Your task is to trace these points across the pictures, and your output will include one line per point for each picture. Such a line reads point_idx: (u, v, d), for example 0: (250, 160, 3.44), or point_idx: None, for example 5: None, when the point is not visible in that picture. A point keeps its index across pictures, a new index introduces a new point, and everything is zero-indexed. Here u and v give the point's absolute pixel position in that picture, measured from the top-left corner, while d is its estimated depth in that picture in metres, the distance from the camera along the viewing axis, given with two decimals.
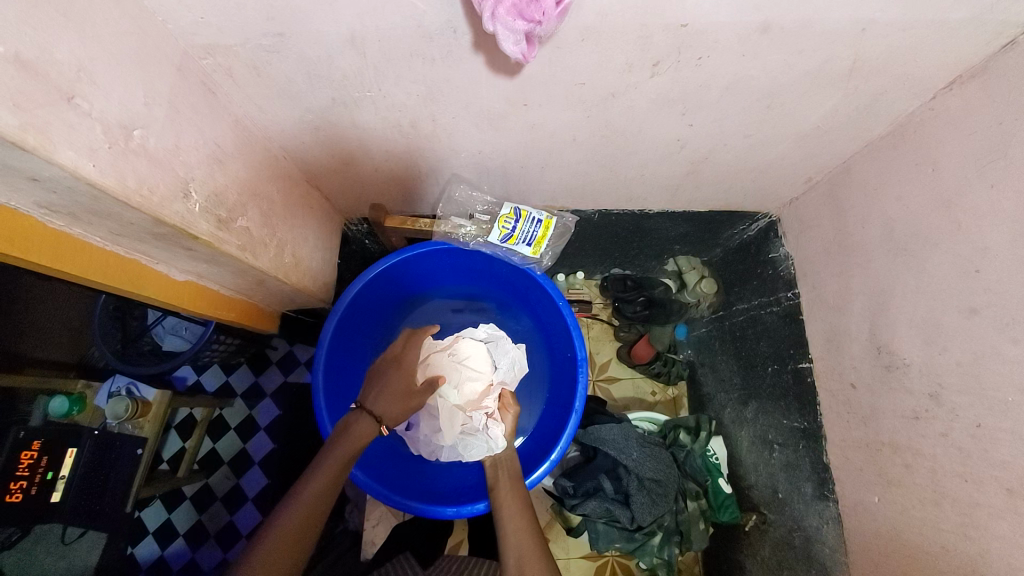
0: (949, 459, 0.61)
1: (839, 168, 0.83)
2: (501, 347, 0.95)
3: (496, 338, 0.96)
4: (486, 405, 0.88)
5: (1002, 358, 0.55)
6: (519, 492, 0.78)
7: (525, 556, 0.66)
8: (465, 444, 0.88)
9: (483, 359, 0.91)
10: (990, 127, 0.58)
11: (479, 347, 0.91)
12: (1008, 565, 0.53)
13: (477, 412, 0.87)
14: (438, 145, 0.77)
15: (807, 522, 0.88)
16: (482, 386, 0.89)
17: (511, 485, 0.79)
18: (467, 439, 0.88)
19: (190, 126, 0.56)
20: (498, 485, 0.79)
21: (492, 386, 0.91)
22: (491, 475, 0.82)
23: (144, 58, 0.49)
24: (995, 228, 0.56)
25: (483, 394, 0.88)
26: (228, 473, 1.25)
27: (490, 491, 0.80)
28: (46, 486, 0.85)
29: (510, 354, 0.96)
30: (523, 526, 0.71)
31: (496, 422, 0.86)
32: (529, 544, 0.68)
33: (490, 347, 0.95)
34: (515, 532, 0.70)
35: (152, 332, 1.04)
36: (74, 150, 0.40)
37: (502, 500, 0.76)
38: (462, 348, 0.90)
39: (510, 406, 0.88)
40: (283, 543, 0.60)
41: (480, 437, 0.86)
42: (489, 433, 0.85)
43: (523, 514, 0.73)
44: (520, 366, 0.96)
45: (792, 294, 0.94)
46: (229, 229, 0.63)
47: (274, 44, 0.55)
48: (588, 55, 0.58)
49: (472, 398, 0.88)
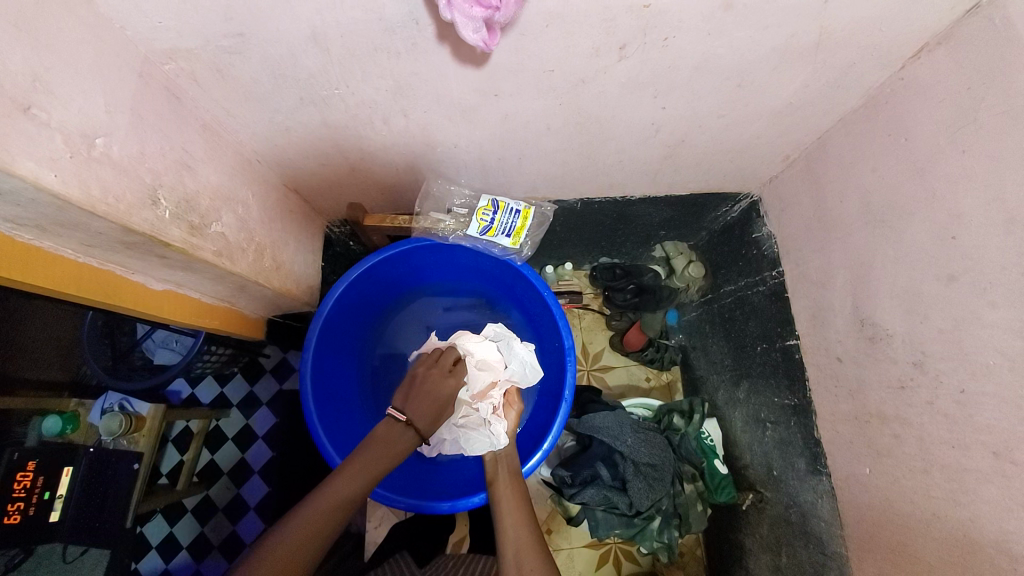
0: (935, 426, 0.62)
1: (815, 143, 0.83)
2: (512, 346, 0.92)
3: (506, 336, 0.93)
4: (492, 398, 0.87)
5: (981, 323, 0.55)
6: (518, 487, 0.78)
7: (523, 551, 0.65)
8: (466, 438, 0.85)
9: (493, 356, 0.90)
10: (959, 93, 0.58)
11: (488, 345, 0.90)
12: (1001, 529, 0.53)
13: (483, 403, 0.86)
14: (414, 141, 0.77)
15: (802, 497, 0.88)
16: (490, 380, 0.88)
17: (510, 482, 0.79)
18: (468, 433, 0.85)
19: (156, 133, 0.56)
20: (497, 480, 0.79)
21: (499, 383, 0.89)
22: (491, 471, 0.81)
23: (104, 66, 0.49)
24: (968, 194, 0.56)
25: (489, 388, 0.87)
26: (227, 483, 1.24)
27: (489, 486, 0.79)
28: (44, 506, 0.83)
29: (520, 355, 0.92)
30: (523, 521, 0.70)
31: (500, 418, 0.86)
32: (526, 538, 0.67)
33: (501, 345, 0.92)
34: (514, 528, 0.69)
35: (142, 346, 1.07)
36: (34, 161, 0.40)
37: (500, 496, 0.75)
38: (470, 343, 0.89)
39: (513, 402, 0.90)
40: (306, 537, 0.57)
41: (482, 432, 0.84)
42: (492, 429, 0.84)
43: (522, 510, 0.72)
44: (532, 370, 0.92)
45: (776, 272, 0.95)
46: (204, 236, 0.62)
47: (235, 45, 0.55)
48: (555, 41, 0.57)
49: (479, 390, 0.86)
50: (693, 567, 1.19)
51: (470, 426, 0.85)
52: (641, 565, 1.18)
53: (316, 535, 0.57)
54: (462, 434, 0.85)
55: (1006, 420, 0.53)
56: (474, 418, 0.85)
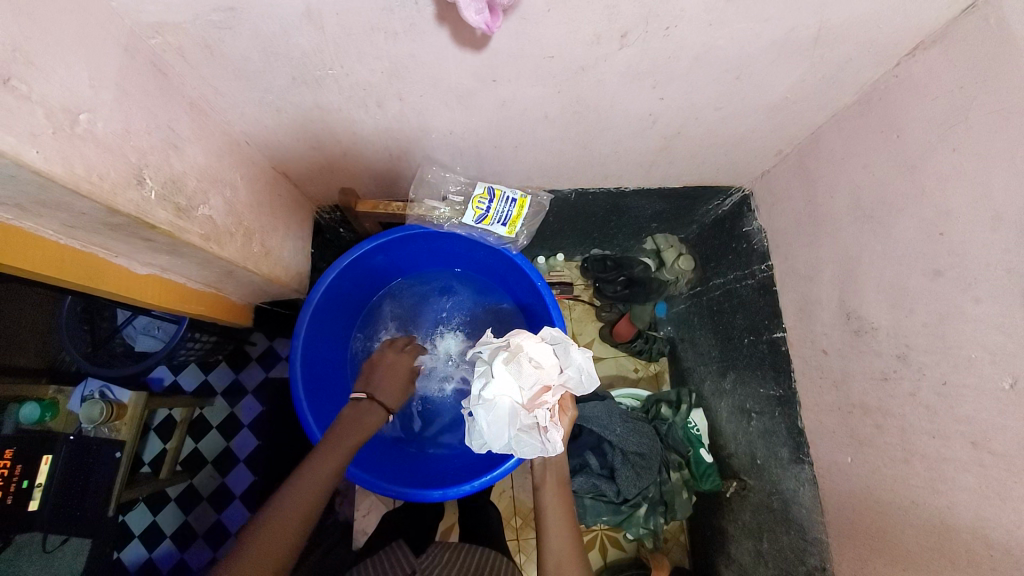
0: (916, 418, 0.64)
1: (808, 139, 0.84)
2: (570, 352, 0.77)
3: (564, 340, 0.79)
4: (546, 404, 0.74)
5: (965, 317, 0.57)
6: (569, 500, 0.74)
7: (565, 562, 0.67)
8: (516, 442, 0.73)
9: (550, 359, 0.77)
10: (952, 91, 0.59)
11: (542, 348, 0.77)
12: (977, 516, 0.55)
13: (539, 410, 0.73)
14: (409, 126, 0.76)
15: (785, 485, 0.91)
16: (544, 384, 0.75)
17: (558, 489, 0.74)
18: (521, 438, 0.73)
19: (141, 110, 0.54)
20: (545, 486, 0.75)
21: (554, 389, 0.76)
22: (539, 473, 0.76)
23: (88, 38, 0.47)
24: (956, 191, 0.58)
25: (541, 392, 0.74)
26: (212, 472, 1.23)
27: (536, 489, 0.75)
28: (22, 495, 0.81)
29: (578, 361, 0.77)
30: (568, 536, 0.70)
31: (558, 426, 0.74)
32: (569, 552, 0.68)
33: (557, 348, 0.78)
34: (560, 541, 0.69)
35: (123, 332, 1.01)
36: (14, 135, 0.38)
37: (547, 505, 0.73)
38: (524, 341, 0.77)
39: (568, 409, 0.78)
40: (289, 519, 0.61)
41: (535, 437, 0.72)
42: (547, 436, 0.72)
43: (567, 518, 0.72)
44: (590, 380, 0.77)
45: (766, 266, 0.96)
46: (190, 218, 0.60)
47: (225, 19, 0.53)
48: (555, 26, 0.57)
49: (532, 394, 0.73)
50: (676, 552, 1.22)
51: (524, 430, 0.73)
52: (626, 551, 1.21)
53: (295, 517, 0.61)
54: (515, 438, 0.73)
55: (984, 412, 0.55)
56: (529, 422, 0.73)
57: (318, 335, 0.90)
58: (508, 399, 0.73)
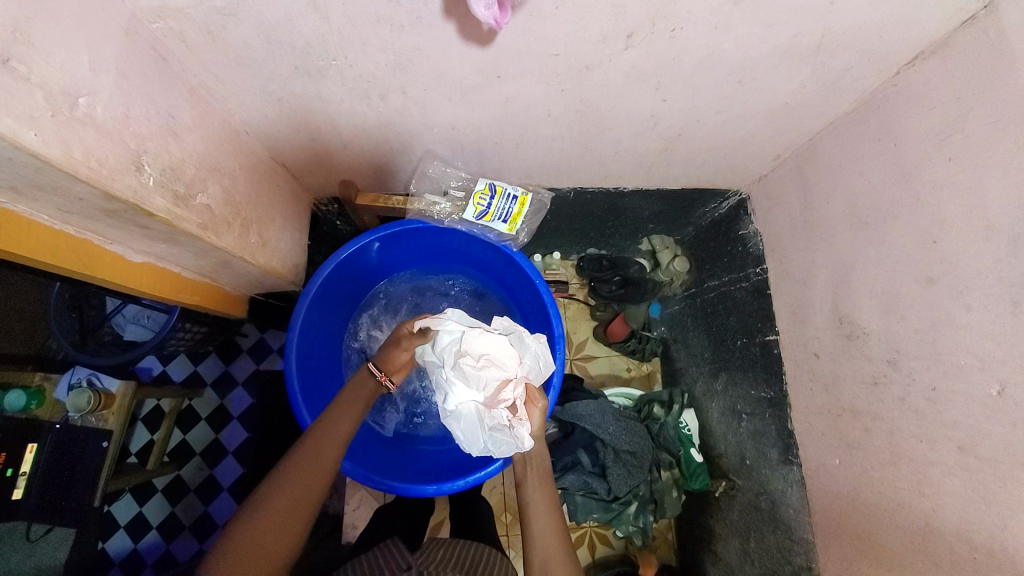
0: (905, 422, 0.65)
1: (806, 145, 0.85)
2: (524, 339, 0.79)
3: (515, 329, 0.80)
4: (507, 400, 0.73)
5: (955, 324, 0.58)
6: (552, 492, 0.73)
7: (551, 558, 0.66)
8: (494, 442, 0.74)
9: (503, 350, 0.75)
10: (949, 102, 0.60)
11: (495, 339, 0.75)
12: (961, 519, 0.57)
13: (500, 408, 0.72)
14: (411, 119, 0.75)
15: (773, 485, 0.92)
16: (502, 379, 0.73)
17: (541, 484, 0.74)
18: (495, 437, 0.74)
19: (141, 95, 0.53)
20: (526, 482, 0.74)
21: (515, 381, 0.75)
22: (520, 470, 0.76)
23: (89, 20, 0.46)
24: (950, 201, 0.59)
25: (501, 388, 0.73)
26: (200, 464, 1.21)
27: (518, 487, 0.75)
28: (7, 482, 0.81)
29: (533, 348, 0.80)
30: (554, 530, 0.68)
31: (524, 421, 0.73)
32: (554, 547, 0.67)
33: (513, 337, 0.79)
34: (544, 537, 0.68)
35: (111, 321, 0.97)
36: (11, 117, 0.37)
37: (530, 501, 0.72)
38: (475, 339, 0.75)
39: (537, 399, 0.77)
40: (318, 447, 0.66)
41: (506, 434, 0.73)
42: (515, 432, 0.71)
43: (552, 514, 0.70)
44: (547, 364, 0.81)
45: (760, 270, 0.97)
46: (188, 206, 0.60)
47: (229, 6, 0.52)
48: (563, 24, 0.57)
49: (490, 393, 0.73)
50: (664, 550, 1.23)
51: (495, 429, 0.74)
52: (614, 549, 1.22)
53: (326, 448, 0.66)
54: (488, 439, 0.74)
55: (972, 417, 0.56)
56: (496, 422, 0.73)
57: (313, 330, 0.89)
58: (468, 404, 0.74)
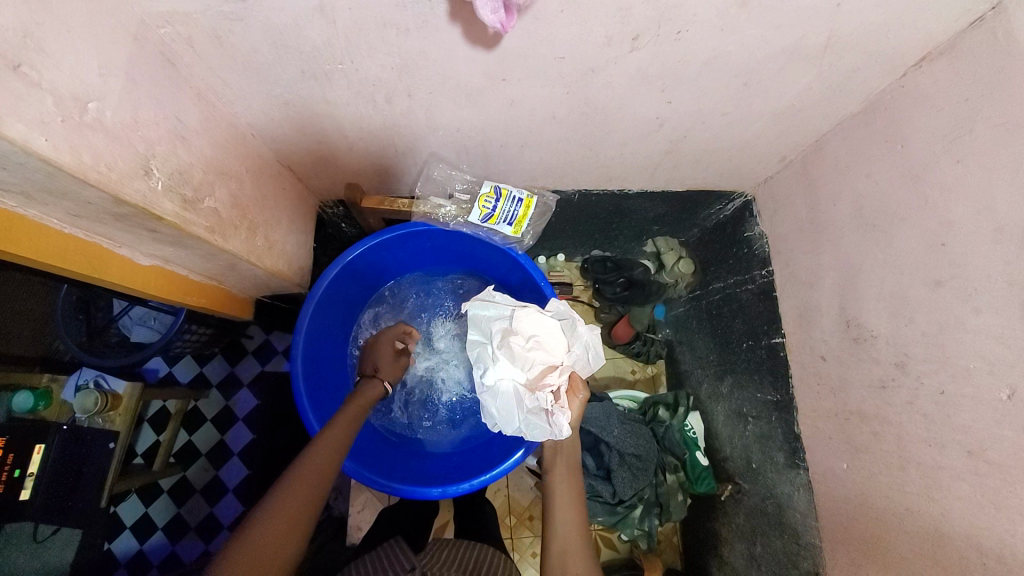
0: (913, 426, 0.64)
1: (812, 146, 0.85)
2: (576, 329, 0.78)
3: (570, 315, 0.79)
4: (550, 385, 0.74)
5: (964, 328, 0.57)
6: (578, 488, 0.73)
7: (570, 554, 0.65)
8: (528, 424, 0.75)
9: (553, 336, 0.76)
10: (957, 104, 0.59)
11: (548, 323, 0.76)
12: (971, 525, 0.56)
13: (542, 391, 0.74)
14: (416, 122, 0.75)
15: (780, 489, 0.91)
16: (547, 363, 0.75)
17: (569, 477, 0.74)
18: (530, 420, 0.75)
19: (150, 99, 0.53)
20: (555, 473, 0.74)
21: (561, 368, 0.76)
22: (551, 459, 0.77)
23: (98, 25, 0.46)
24: (960, 203, 0.58)
25: (546, 372, 0.74)
26: (205, 465, 1.22)
27: (546, 475, 0.75)
28: (13, 485, 0.80)
29: (585, 337, 0.79)
30: (577, 526, 0.68)
31: (564, 410, 0.73)
32: (575, 542, 0.66)
33: (564, 324, 0.79)
34: (567, 532, 0.67)
35: (119, 323, 0.99)
36: (23, 122, 0.38)
37: (558, 490, 0.72)
38: (528, 321, 0.77)
39: (578, 390, 0.76)
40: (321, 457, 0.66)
41: (542, 420, 0.74)
42: (552, 420, 0.73)
43: (575, 511, 0.69)
44: (597, 358, 0.79)
45: (766, 272, 0.97)
46: (196, 210, 0.60)
47: (237, 11, 0.53)
48: (568, 27, 0.57)
49: (535, 375, 0.74)
50: (669, 554, 1.23)
51: (532, 412, 0.75)
52: (619, 552, 1.21)
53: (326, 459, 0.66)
54: (524, 420, 0.75)
55: (982, 422, 0.56)
56: (535, 403, 0.74)
57: (318, 333, 0.89)
58: (510, 382, 0.76)
